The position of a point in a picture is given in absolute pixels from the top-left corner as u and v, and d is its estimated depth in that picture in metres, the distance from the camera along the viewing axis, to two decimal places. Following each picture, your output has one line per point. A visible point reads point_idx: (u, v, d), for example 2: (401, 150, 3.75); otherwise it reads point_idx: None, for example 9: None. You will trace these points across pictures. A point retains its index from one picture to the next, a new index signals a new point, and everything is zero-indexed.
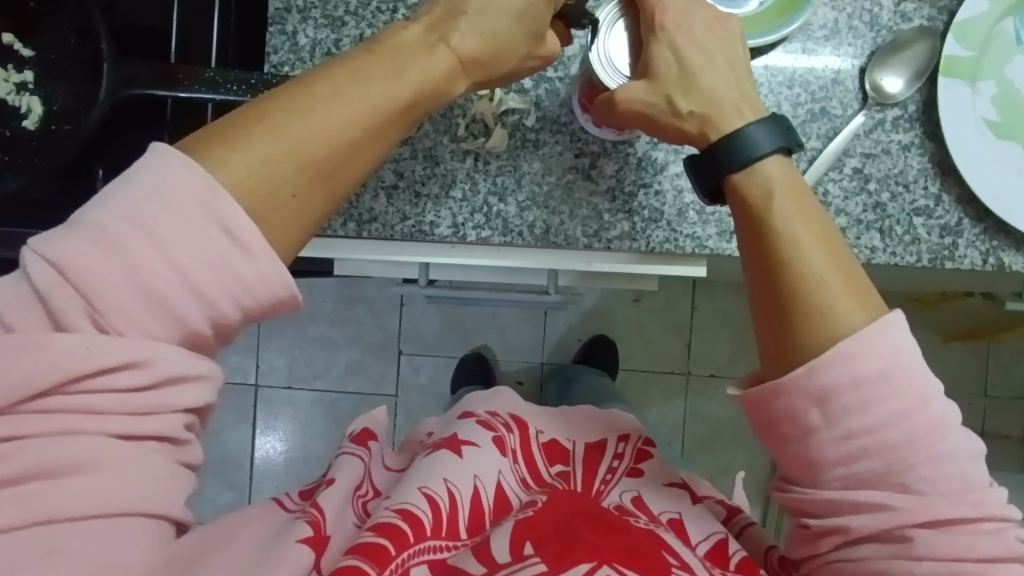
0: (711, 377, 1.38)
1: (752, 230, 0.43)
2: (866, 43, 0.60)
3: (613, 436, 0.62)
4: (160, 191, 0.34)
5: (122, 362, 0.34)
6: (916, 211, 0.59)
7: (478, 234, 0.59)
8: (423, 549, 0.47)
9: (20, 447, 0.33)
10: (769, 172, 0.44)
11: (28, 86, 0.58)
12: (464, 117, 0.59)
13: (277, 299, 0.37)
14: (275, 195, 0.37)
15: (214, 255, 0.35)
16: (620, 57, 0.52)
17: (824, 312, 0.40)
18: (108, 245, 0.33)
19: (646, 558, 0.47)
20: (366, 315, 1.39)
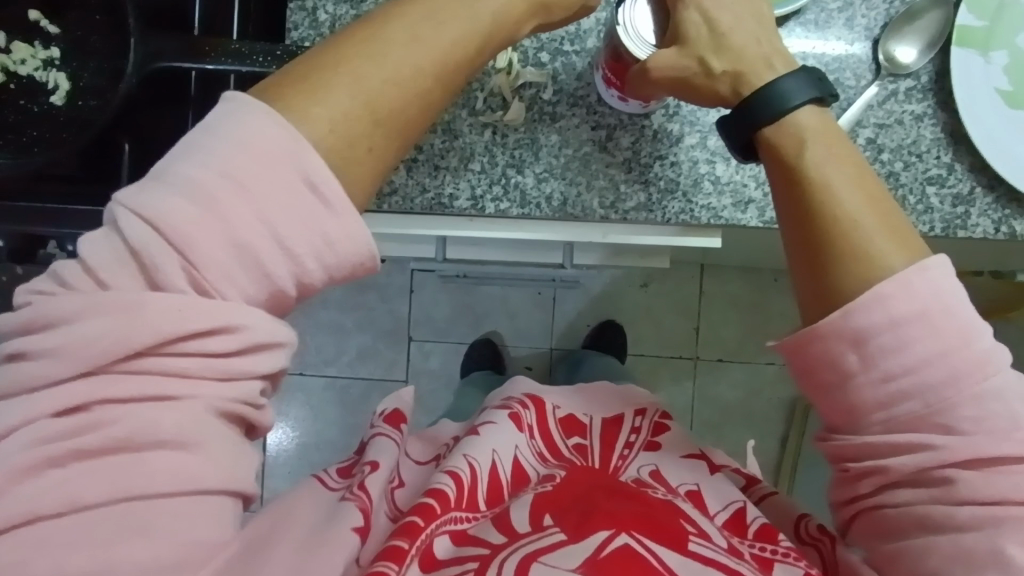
0: (720, 360, 1.38)
1: (787, 178, 0.45)
2: (879, 14, 0.61)
3: (630, 411, 0.65)
4: (250, 149, 0.36)
5: (219, 325, 0.35)
6: (929, 180, 0.60)
7: (497, 206, 0.60)
8: (447, 519, 0.47)
9: (113, 417, 0.34)
10: (805, 123, 0.46)
11: (55, 63, 0.59)
12: (482, 91, 0.60)
13: (359, 262, 0.39)
14: (354, 148, 0.39)
15: (302, 211, 0.36)
16: (645, 26, 0.53)
17: (862, 255, 0.42)
18: (203, 202, 0.35)
19: (666, 527, 0.47)
20: (376, 301, 1.40)
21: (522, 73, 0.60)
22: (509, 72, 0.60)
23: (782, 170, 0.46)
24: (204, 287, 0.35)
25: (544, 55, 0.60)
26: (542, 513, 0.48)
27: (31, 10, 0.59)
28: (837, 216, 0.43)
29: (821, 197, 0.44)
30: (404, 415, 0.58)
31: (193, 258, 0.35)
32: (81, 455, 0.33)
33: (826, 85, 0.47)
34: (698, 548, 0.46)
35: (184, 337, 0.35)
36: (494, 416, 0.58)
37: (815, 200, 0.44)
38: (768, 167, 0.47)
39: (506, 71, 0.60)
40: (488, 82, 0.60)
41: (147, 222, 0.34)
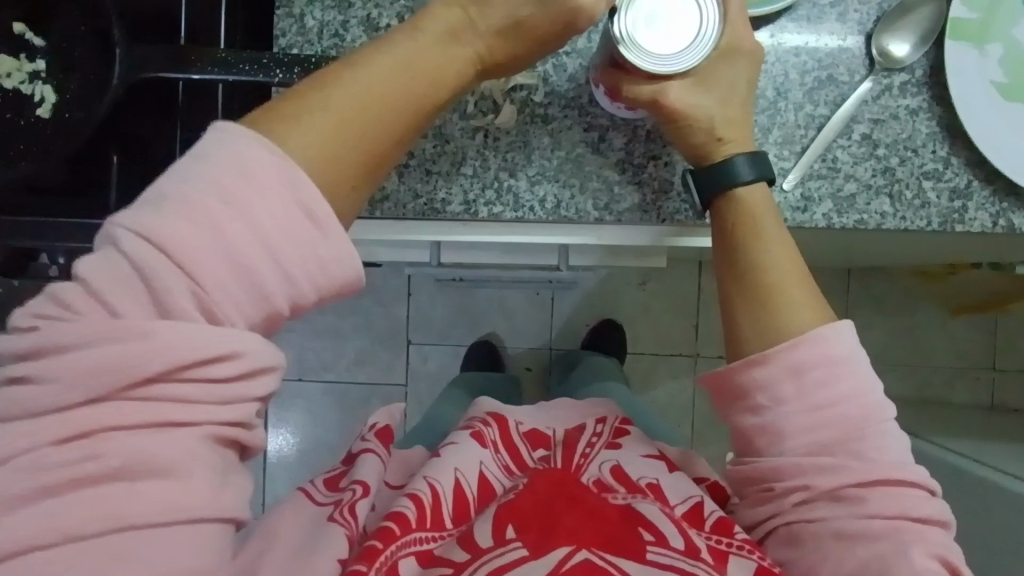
0: (721, 358, 1.38)
1: (729, 230, 0.52)
2: (872, 9, 0.60)
3: (592, 421, 0.64)
4: (243, 174, 0.36)
5: (216, 352, 0.35)
6: (926, 175, 0.59)
7: (490, 210, 0.60)
8: (411, 541, 0.46)
9: (94, 438, 0.33)
10: (754, 199, 0.53)
11: (41, 75, 0.59)
12: (473, 94, 0.59)
13: (348, 282, 0.38)
14: (338, 171, 0.40)
15: (299, 233, 0.36)
16: (648, 40, 0.49)
17: (778, 313, 0.49)
18: (202, 222, 0.35)
19: (625, 540, 0.46)
20: (374, 305, 1.39)
21: (514, 75, 0.59)
22: None
23: (725, 226, 0.53)
24: (209, 312, 0.35)
25: None
26: (505, 524, 0.47)
27: (15, 21, 0.59)
28: (764, 273, 0.50)
29: (753, 252, 0.51)
30: (393, 432, 0.58)
31: (191, 275, 0.34)
32: (62, 475, 0.33)
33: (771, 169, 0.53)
34: (655, 557, 0.45)
35: (187, 364, 0.34)
36: (455, 438, 0.58)
37: (750, 254, 0.51)
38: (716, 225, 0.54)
39: None
40: (478, 85, 0.59)
41: (145, 240, 0.34)
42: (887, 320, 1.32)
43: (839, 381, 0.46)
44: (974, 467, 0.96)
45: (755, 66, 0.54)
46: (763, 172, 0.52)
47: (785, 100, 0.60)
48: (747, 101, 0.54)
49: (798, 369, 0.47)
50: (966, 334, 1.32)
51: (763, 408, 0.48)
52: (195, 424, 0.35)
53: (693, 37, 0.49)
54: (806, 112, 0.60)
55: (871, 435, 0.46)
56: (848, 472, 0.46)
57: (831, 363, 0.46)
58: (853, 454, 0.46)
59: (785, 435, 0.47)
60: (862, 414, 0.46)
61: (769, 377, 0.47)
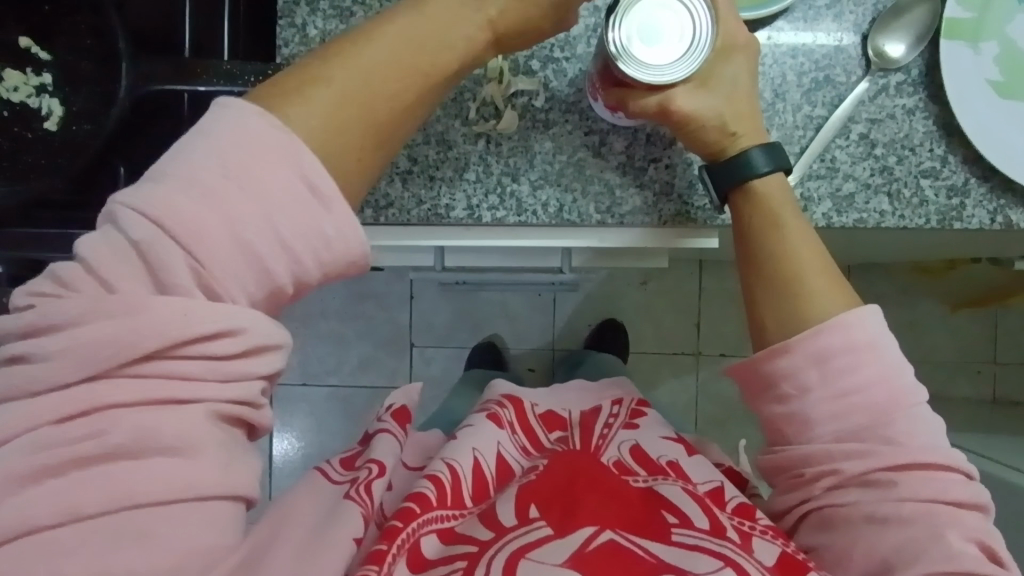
0: (721, 356, 1.39)
1: (751, 224, 0.53)
2: (868, 9, 0.61)
3: (607, 402, 0.67)
4: (254, 144, 0.37)
5: (218, 329, 0.35)
6: (923, 173, 0.60)
7: (494, 214, 0.60)
8: (431, 518, 0.46)
9: (114, 441, 0.34)
10: (770, 191, 0.53)
11: (47, 88, 0.60)
12: (475, 100, 0.60)
13: (352, 261, 0.39)
14: (342, 149, 0.40)
15: (303, 208, 0.37)
16: (645, 51, 0.50)
17: (806, 297, 0.49)
18: (203, 197, 0.35)
19: (648, 524, 0.47)
20: (377, 310, 1.40)
21: (514, 81, 0.60)
22: (501, 80, 0.60)
23: (748, 218, 0.53)
24: (212, 289, 0.35)
25: (534, 62, 0.60)
26: (528, 503, 0.48)
27: (21, 36, 0.59)
28: (790, 261, 0.51)
29: (778, 241, 0.51)
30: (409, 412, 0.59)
31: (193, 253, 0.35)
32: (80, 483, 0.33)
33: (786, 159, 0.54)
34: (682, 538, 0.46)
35: (188, 341, 0.35)
36: (472, 421, 0.58)
37: (775, 243, 0.52)
38: (736, 218, 0.54)
39: (498, 79, 0.60)
40: (480, 91, 0.60)
41: (149, 217, 0.34)
42: (888, 316, 1.32)
43: (864, 368, 0.47)
44: (980, 460, 0.96)
45: (751, 57, 0.55)
46: (779, 163, 0.53)
47: (783, 101, 0.60)
48: (750, 90, 0.55)
49: (821, 357, 0.47)
50: (967, 328, 1.33)
51: (790, 396, 0.48)
52: (199, 403, 0.35)
53: (688, 39, 0.49)
54: (804, 113, 0.60)
55: (902, 420, 0.46)
56: (877, 456, 0.46)
57: (855, 349, 0.47)
58: (883, 439, 0.46)
59: (812, 422, 0.48)
60: (890, 396, 0.47)
61: (793, 366, 0.48)
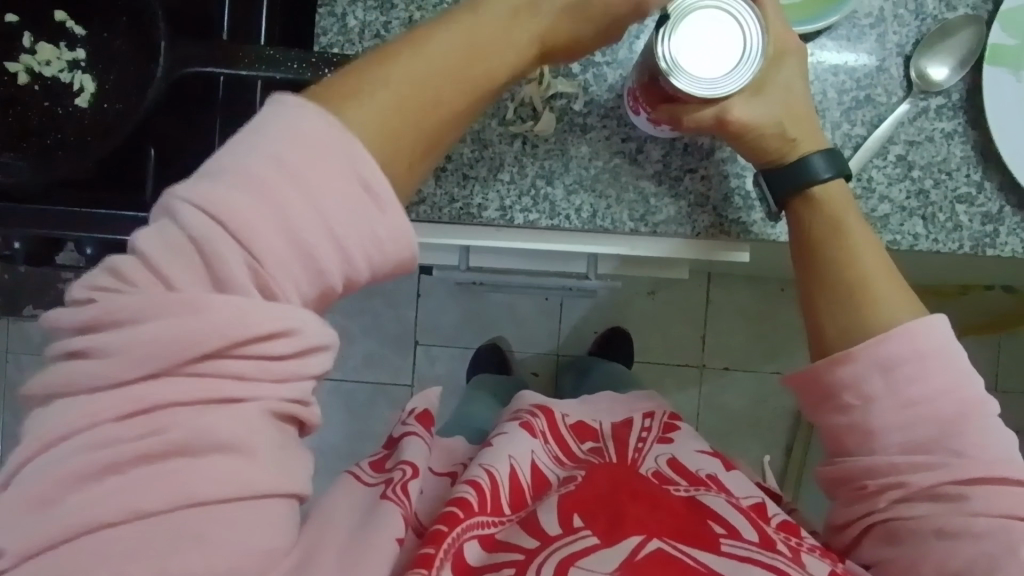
0: (726, 369, 1.38)
1: (813, 229, 0.53)
2: (911, 31, 0.60)
3: (638, 415, 0.67)
4: (303, 138, 0.35)
5: (276, 330, 0.34)
6: (959, 198, 0.60)
7: (526, 217, 0.60)
8: (474, 525, 0.46)
9: (149, 423, 0.32)
10: (831, 196, 0.53)
11: (80, 65, 0.59)
12: (513, 100, 0.59)
13: (402, 263, 0.38)
14: (405, 151, 0.41)
15: (354, 207, 0.36)
16: (698, 66, 0.49)
17: (870, 303, 0.50)
18: (254, 190, 0.34)
19: (697, 533, 0.47)
20: (383, 306, 1.39)
21: (554, 84, 0.59)
22: (541, 82, 0.59)
23: (810, 224, 0.53)
24: (267, 286, 0.34)
25: (575, 65, 0.60)
26: (571, 513, 0.48)
27: (58, 11, 0.59)
28: (855, 266, 0.51)
29: (842, 246, 0.52)
30: (433, 415, 0.59)
31: (248, 246, 0.34)
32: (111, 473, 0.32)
33: (846, 164, 0.53)
34: (731, 549, 0.46)
35: (245, 341, 0.33)
36: (505, 429, 0.58)
37: (838, 248, 0.52)
38: (796, 225, 0.54)
39: (538, 80, 0.59)
40: (519, 92, 0.59)
41: (203, 210, 0.34)
42: None
43: (931, 376, 0.47)
44: None
45: (801, 62, 0.55)
46: (839, 169, 0.53)
47: (823, 119, 0.60)
48: (804, 95, 0.55)
49: (887, 365, 0.47)
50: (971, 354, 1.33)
51: (852, 407, 0.49)
52: (255, 401, 0.34)
53: (739, 53, 0.49)
54: (842, 131, 0.60)
55: (972, 431, 0.47)
56: (947, 469, 0.46)
57: (922, 356, 0.47)
58: (951, 451, 0.47)
59: (876, 433, 0.48)
60: (959, 408, 0.47)
61: (858, 375, 0.48)
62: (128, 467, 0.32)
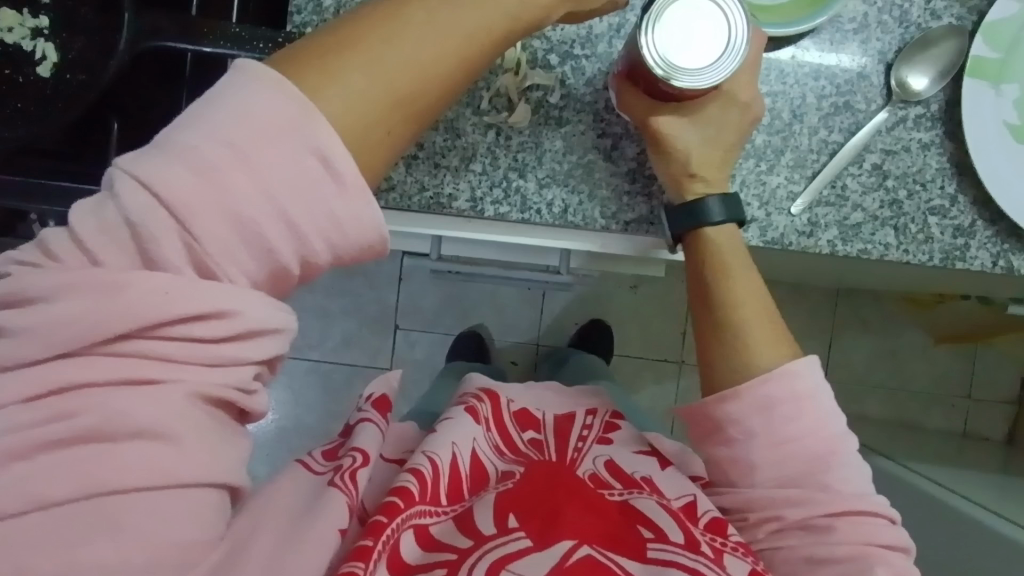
0: (704, 366, 1.39)
1: (707, 273, 0.54)
2: (894, 39, 0.60)
3: (582, 409, 0.66)
4: (251, 115, 0.34)
5: (206, 311, 0.34)
6: (932, 211, 0.60)
7: (497, 209, 0.59)
8: (411, 515, 0.46)
9: (74, 412, 0.32)
10: (723, 243, 0.54)
11: (43, 32, 0.58)
12: (488, 90, 0.58)
13: (367, 244, 0.38)
14: (369, 131, 0.38)
15: (306, 183, 0.35)
16: (702, 57, 0.48)
17: (745, 350, 0.51)
18: (202, 170, 0.33)
19: (624, 539, 0.49)
20: (364, 287, 1.38)
21: (531, 75, 0.58)
22: (517, 72, 0.58)
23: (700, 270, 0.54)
24: (206, 268, 0.34)
25: (553, 57, 0.59)
26: (507, 512, 0.49)
27: None
28: (731, 312, 0.53)
29: (724, 284, 0.53)
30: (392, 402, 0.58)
31: (187, 227, 0.33)
32: (39, 452, 0.32)
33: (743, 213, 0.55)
34: (656, 554, 0.48)
35: (173, 321, 0.33)
36: (450, 414, 0.58)
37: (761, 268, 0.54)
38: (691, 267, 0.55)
39: (513, 71, 0.58)
40: (494, 82, 0.58)
41: (145, 188, 0.33)
42: (870, 343, 1.33)
43: (802, 418, 0.49)
44: (945, 495, 0.98)
45: (750, 118, 0.54)
46: (733, 215, 0.54)
47: (800, 123, 0.59)
48: (735, 145, 0.55)
49: (767, 405, 0.49)
50: (946, 363, 1.35)
51: (735, 440, 0.50)
52: (184, 382, 0.34)
53: (725, 38, 0.47)
54: (819, 137, 0.59)
55: (839, 468, 0.49)
56: (815, 504, 0.48)
57: (796, 398, 0.49)
58: (820, 486, 0.49)
59: (756, 468, 0.50)
60: (828, 448, 0.49)
61: (740, 414, 0.49)
62: (62, 451, 0.32)
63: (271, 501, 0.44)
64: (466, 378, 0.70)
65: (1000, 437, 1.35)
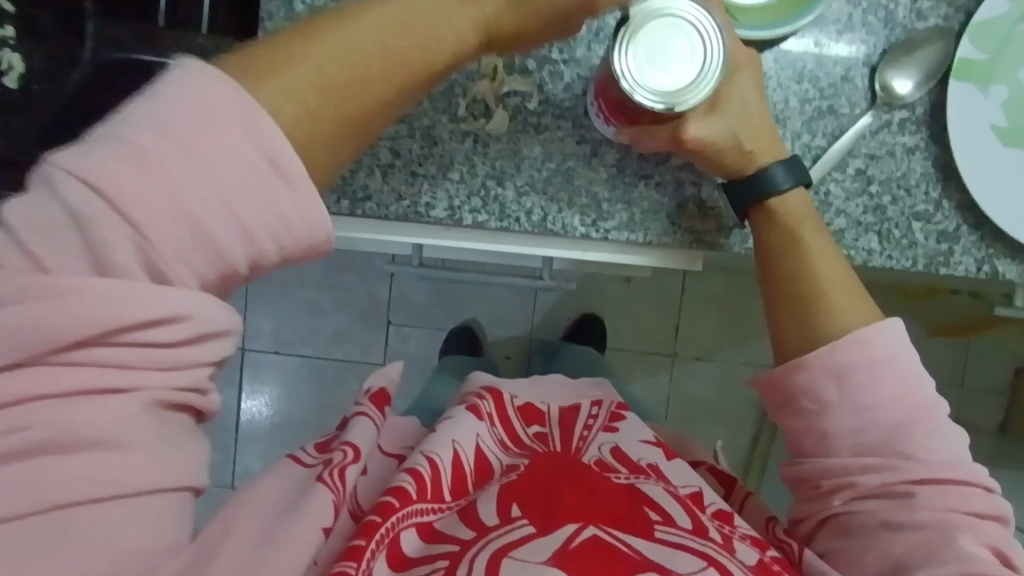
0: (697, 359, 1.39)
1: (776, 240, 0.55)
2: (879, 40, 0.59)
3: (586, 402, 0.68)
4: (207, 127, 0.35)
5: (158, 314, 0.34)
6: (916, 215, 0.59)
7: (475, 218, 0.58)
8: (411, 513, 0.47)
9: (30, 423, 0.32)
10: (789, 206, 0.55)
11: (6, 42, 0.55)
12: (465, 96, 0.57)
13: (313, 242, 0.39)
14: (317, 133, 0.41)
15: (258, 184, 0.36)
16: (688, 69, 0.46)
17: (826, 312, 0.53)
18: (156, 173, 0.34)
19: (633, 520, 0.48)
20: (355, 282, 1.37)
21: (508, 81, 0.57)
22: (494, 78, 0.57)
23: (769, 234, 0.55)
24: (159, 272, 0.35)
25: (531, 62, 0.58)
26: (509, 502, 0.48)
27: None
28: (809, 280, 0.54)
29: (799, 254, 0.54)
30: (389, 395, 0.58)
31: (137, 227, 0.34)
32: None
33: (806, 175, 0.55)
34: (664, 536, 0.48)
35: (126, 327, 0.34)
36: (451, 414, 0.59)
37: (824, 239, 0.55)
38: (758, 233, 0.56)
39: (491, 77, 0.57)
40: (471, 87, 0.57)
41: (94, 193, 0.34)
42: None
43: (881, 381, 0.50)
44: None
45: (756, 71, 0.54)
46: (799, 179, 0.54)
47: (783, 128, 0.58)
48: (761, 104, 0.54)
49: (839, 372, 0.50)
50: (939, 355, 1.34)
51: (808, 411, 0.52)
52: (138, 390, 0.35)
53: (701, 57, 0.46)
54: (802, 142, 0.59)
55: (920, 435, 0.49)
56: (898, 470, 0.49)
57: (873, 364, 0.50)
58: (900, 454, 0.49)
59: (831, 435, 0.51)
60: (875, 427, 0.50)
61: (815, 382, 0.51)
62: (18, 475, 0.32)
63: (249, 498, 0.44)
64: (469, 379, 0.72)
65: (992, 426, 1.35)
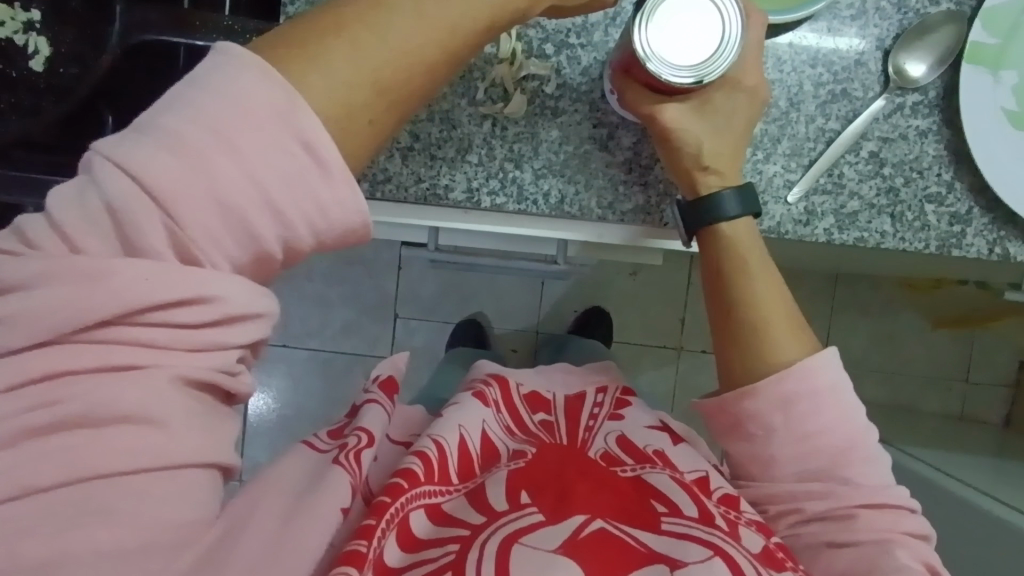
0: (703, 351, 1.39)
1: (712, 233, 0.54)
2: (892, 24, 0.59)
3: (591, 389, 0.68)
4: (234, 115, 0.34)
5: (185, 296, 0.33)
6: (928, 198, 0.60)
7: (493, 200, 0.59)
8: (418, 494, 0.47)
9: (65, 392, 0.31)
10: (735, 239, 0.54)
11: (34, 25, 0.57)
12: (483, 80, 0.58)
13: (351, 229, 0.37)
14: (354, 120, 0.38)
15: (297, 175, 0.35)
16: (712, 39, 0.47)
17: (763, 344, 0.52)
18: (189, 157, 0.33)
19: (637, 513, 0.50)
20: (363, 275, 1.38)
21: (526, 65, 0.58)
22: (512, 62, 0.58)
23: (717, 260, 0.54)
24: (191, 257, 0.33)
25: (549, 47, 0.58)
26: (519, 488, 0.49)
27: None
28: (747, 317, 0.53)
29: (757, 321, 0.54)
30: (398, 383, 0.59)
31: (168, 211, 0.33)
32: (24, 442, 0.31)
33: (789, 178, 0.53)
34: (671, 528, 0.48)
35: (159, 306, 0.33)
36: (459, 399, 0.59)
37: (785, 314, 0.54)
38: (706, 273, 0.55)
39: (509, 61, 0.58)
40: (490, 71, 0.58)
41: (128, 177, 0.32)
42: (867, 326, 1.34)
43: None
44: (941, 478, 0.99)
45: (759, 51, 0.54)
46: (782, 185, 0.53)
47: (797, 111, 0.59)
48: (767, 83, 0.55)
49: None
50: (944, 348, 1.35)
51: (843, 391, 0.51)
52: (165, 367, 0.33)
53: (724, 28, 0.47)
54: (816, 125, 0.59)
55: None
56: None
57: None
58: None
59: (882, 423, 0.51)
60: None
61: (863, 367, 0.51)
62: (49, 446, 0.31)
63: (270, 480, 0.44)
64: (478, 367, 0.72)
65: (997, 419, 1.36)
